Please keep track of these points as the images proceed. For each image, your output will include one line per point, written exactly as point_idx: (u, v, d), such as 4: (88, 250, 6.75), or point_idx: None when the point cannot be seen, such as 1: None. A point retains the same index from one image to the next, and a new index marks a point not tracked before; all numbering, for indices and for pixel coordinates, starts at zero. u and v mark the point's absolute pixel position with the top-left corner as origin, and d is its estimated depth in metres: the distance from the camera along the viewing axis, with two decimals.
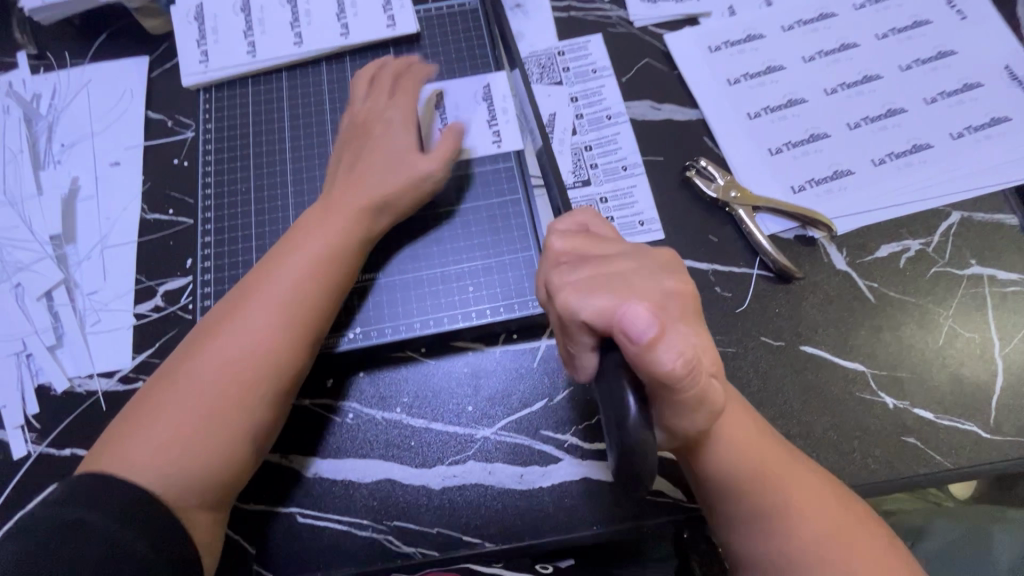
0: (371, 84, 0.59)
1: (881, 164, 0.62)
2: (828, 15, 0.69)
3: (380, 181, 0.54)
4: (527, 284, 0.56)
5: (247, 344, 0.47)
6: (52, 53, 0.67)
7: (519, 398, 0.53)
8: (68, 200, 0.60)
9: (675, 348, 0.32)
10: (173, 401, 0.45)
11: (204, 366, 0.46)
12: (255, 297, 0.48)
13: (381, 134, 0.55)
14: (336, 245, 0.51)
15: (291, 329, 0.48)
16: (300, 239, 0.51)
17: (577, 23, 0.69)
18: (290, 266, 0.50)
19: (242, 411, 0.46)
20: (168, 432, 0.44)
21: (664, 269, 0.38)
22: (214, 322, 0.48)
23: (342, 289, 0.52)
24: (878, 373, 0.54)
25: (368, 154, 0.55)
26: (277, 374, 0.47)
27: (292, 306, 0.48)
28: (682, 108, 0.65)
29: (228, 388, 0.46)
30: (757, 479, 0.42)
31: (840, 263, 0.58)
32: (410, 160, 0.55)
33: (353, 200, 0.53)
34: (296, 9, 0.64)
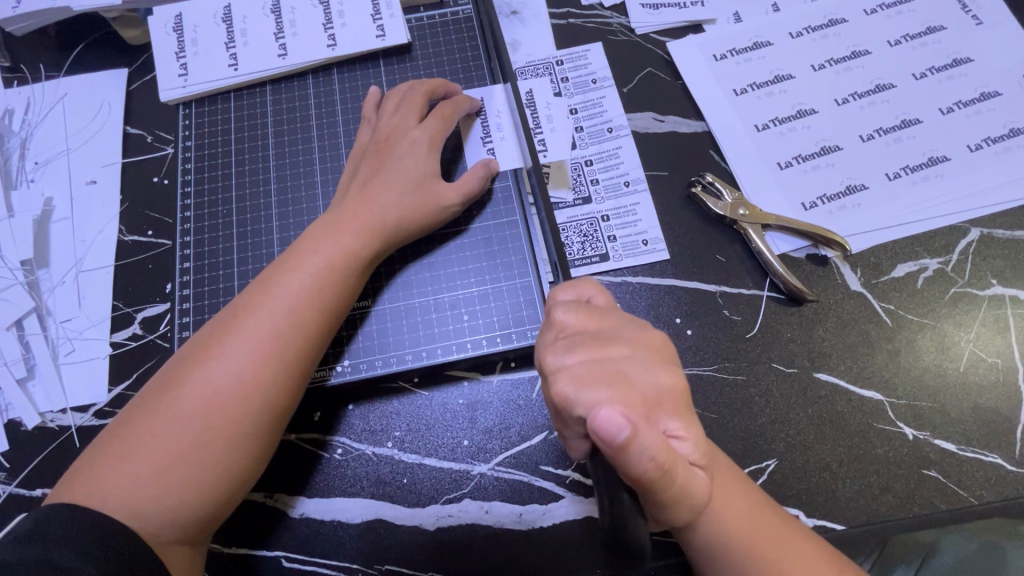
0: (400, 100, 0.56)
1: (895, 178, 0.59)
2: (837, 21, 0.66)
3: (391, 200, 0.50)
4: (525, 311, 0.53)
5: (234, 372, 0.43)
6: (25, 66, 0.64)
7: (518, 431, 0.50)
8: (42, 221, 0.57)
9: (650, 448, 0.31)
10: (154, 430, 0.42)
11: (190, 391, 0.43)
12: (247, 319, 0.45)
13: (404, 153, 0.52)
14: (335, 266, 0.48)
15: (283, 357, 0.45)
16: (298, 257, 0.48)
17: (576, 32, 0.66)
18: (286, 288, 0.46)
19: (226, 447, 0.42)
20: (148, 460, 0.41)
21: (661, 355, 0.37)
22: (201, 344, 0.45)
23: (340, 315, 0.48)
24: (896, 403, 0.51)
25: (385, 174, 0.51)
26: (267, 403, 0.44)
27: (285, 333, 0.45)
28: (686, 120, 0.62)
29: (214, 417, 0.42)
30: (752, 556, 0.39)
31: (855, 284, 0.55)
32: (432, 188, 0.52)
33: (361, 218, 0.49)
34: (281, 19, 0.61)
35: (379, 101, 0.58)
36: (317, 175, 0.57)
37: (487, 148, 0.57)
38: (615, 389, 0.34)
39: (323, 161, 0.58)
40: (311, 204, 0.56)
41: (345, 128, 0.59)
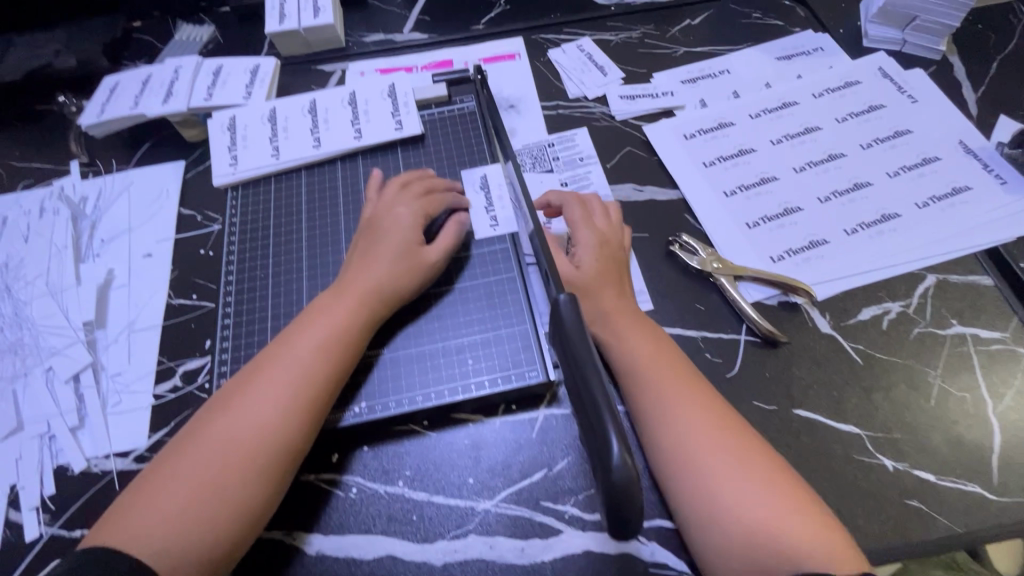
0: (390, 186, 0.65)
1: (853, 233, 0.66)
2: (790, 103, 0.77)
3: (380, 266, 0.58)
4: (522, 355, 0.58)
5: (253, 416, 0.49)
6: (102, 161, 0.76)
7: (519, 469, 0.54)
8: (103, 288, 0.66)
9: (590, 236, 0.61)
10: (181, 472, 0.47)
11: (214, 436, 0.49)
12: (266, 372, 0.52)
13: (392, 227, 0.61)
14: (342, 321, 0.55)
15: (294, 402, 0.50)
16: (313, 317, 0.55)
17: (565, 120, 0.78)
18: (301, 342, 0.53)
19: (240, 486, 0.47)
20: (174, 501, 0.46)
21: (636, 333, 0.56)
22: (228, 395, 0.51)
23: (348, 365, 0.54)
24: (874, 435, 0.55)
25: (378, 247, 0.60)
26: (281, 446, 0.49)
27: (298, 379, 0.51)
28: (663, 189, 0.71)
29: (233, 459, 0.48)
30: (675, 417, 0.51)
31: (825, 326, 0.61)
32: (418, 252, 0.60)
33: (365, 283, 0.57)
34: (316, 118, 0.73)
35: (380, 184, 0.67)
36: (342, 242, 0.66)
37: (492, 227, 0.66)
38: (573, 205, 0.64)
39: (348, 231, 0.67)
40: (336, 267, 0.65)
41: (367, 205, 0.69)
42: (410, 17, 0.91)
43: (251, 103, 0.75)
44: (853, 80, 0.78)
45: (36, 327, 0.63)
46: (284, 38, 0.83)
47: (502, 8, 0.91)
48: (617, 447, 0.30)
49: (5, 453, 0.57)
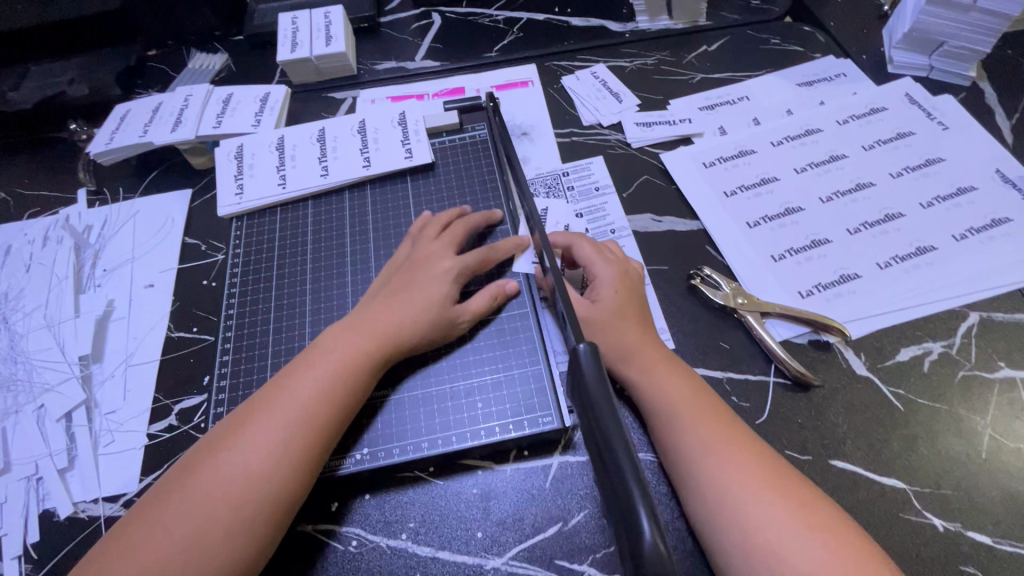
0: (438, 228, 0.62)
1: (886, 267, 0.62)
2: (814, 130, 0.74)
3: (410, 312, 0.54)
4: (536, 398, 0.55)
5: (246, 463, 0.46)
6: (108, 189, 0.75)
7: (532, 522, 0.50)
8: (102, 321, 0.64)
9: (608, 271, 0.58)
10: (164, 522, 0.44)
11: (203, 482, 0.45)
12: (263, 412, 0.48)
13: (431, 273, 0.57)
14: (349, 363, 0.51)
15: (291, 448, 0.47)
16: (318, 354, 0.52)
17: (580, 148, 0.76)
18: (303, 383, 0.50)
19: (225, 540, 0.43)
20: (154, 554, 0.42)
21: (661, 370, 0.52)
22: (222, 436, 0.48)
23: (352, 410, 0.51)
24: (920, 491, 0.50)
25: (411, 290, 0.56)
26: (274, 496, 0.45)
27: (296, 423, 0.48)
28: (683, 220, 0.68)
29: (220, 509, 0.44)
30: (709, 460, 0.47)
31: (860, 368, 0.56)
32: (449, 308, 0.56)
33: (382, 325, 0.53)
34: (325, 147, 0.71)
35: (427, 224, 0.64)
36: (348, 275, 0.64)
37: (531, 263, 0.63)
38: (584, 244, 0.61)
39: (354, 263, 0.65)
40: (341, 301, 0.62)
41: (375, 236, 0.66)
42: (422, 45, 0.90)
43: (260, 131, 0.74)
44: (879, 107, 0.75)
45: (31, 362, 0.61)
46: (296, 66, 0.83)
47: (514, 36, 0.90)
48: (649, 528, 0.26)
49: None
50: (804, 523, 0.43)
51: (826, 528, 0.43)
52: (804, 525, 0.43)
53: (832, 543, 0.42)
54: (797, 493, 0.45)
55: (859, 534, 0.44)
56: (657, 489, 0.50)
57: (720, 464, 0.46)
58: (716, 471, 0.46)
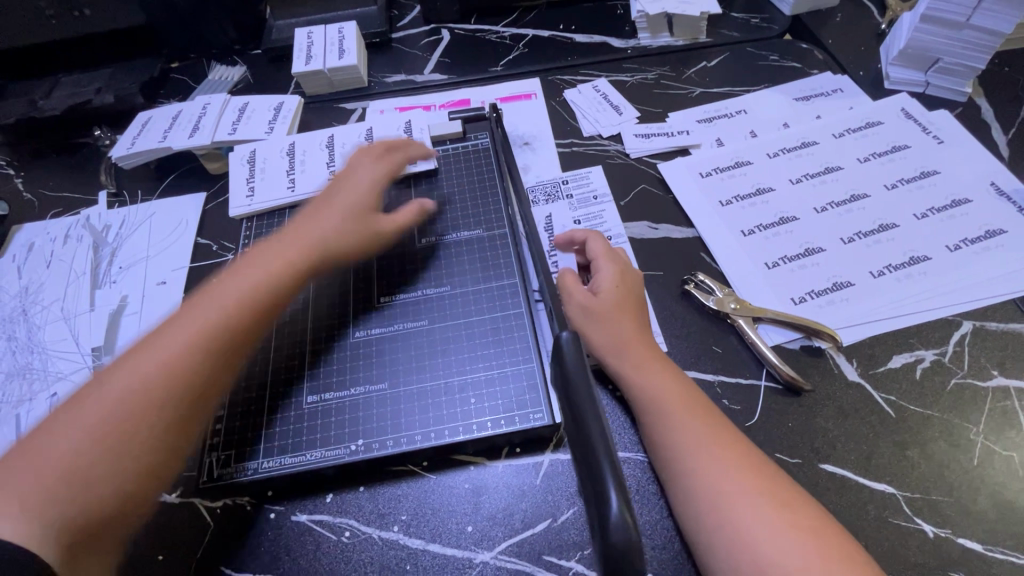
0: (365, 154, 0.69)
1: (880, 276, 0.63)
2: (810, 143, 0.75)
3: (332, 227, 0.61)
4: (528, 395, 0.55)
5: (163, 358, 0.49)
6: (128, 192, 0.79)
7: (521, 518, 0.51)
8: (116, 315, 0.67)
9: (610, 271, 0.59)
10: (72, 426, 0.45)
11: (117, 382, 0.47)
12: (179, 320, 0.51)
13: (352, 190, 0.65)
14: (266, 274, 0.56)
15: (209, 341, 0.50)
16: (235, 271, 0.56)
17: (580, 158, 0.78)
18: (216, 293, 0.54)
19: (138, 436, 0.46)
20: (67, 452, 0.44)
21: (654, 368, 0.53)
22: (135, 347, 0.50)
23: (273, 315, 0.55)
24: (911, 497, 0.50)
25: (331, 207, 0.63)
26: (194, 385, 0.49)
27: (211, 326, 0.51)
28: (678, 227, 0.70)
29: (139, 401, 0.47)
30: (696, 455, 0.47)
31: (851, 374, 0.57)
32: (370, 219, 0.63)
33: (304, 239, 0.59)
34: (332, 152, 0.75)
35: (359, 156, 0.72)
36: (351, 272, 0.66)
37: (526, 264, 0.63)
38: (599, 244, 0.62)
39: None
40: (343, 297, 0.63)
41: None
42: (431, 59, 0.94)
43: (272, 138, 0.77)
44: (875, 121, 0.77)
45: (47, 352, 0.64)
46: (310, 77, 0.86)
47: (520, 51, 0.94)
48: (616, 503, 0.27)
49: None
50: (787, 518, 0.44)
51: (810, 524, 0.44)
52: (787, 521, 0.43)
53: (810, 543, 0.42)
54: (779, 490, 0.46)
55: (841, 533, 0.44)
56: (645, 487, 0.51)
57: (707, 455, 0.47)
58: (704, 462, 0.47)
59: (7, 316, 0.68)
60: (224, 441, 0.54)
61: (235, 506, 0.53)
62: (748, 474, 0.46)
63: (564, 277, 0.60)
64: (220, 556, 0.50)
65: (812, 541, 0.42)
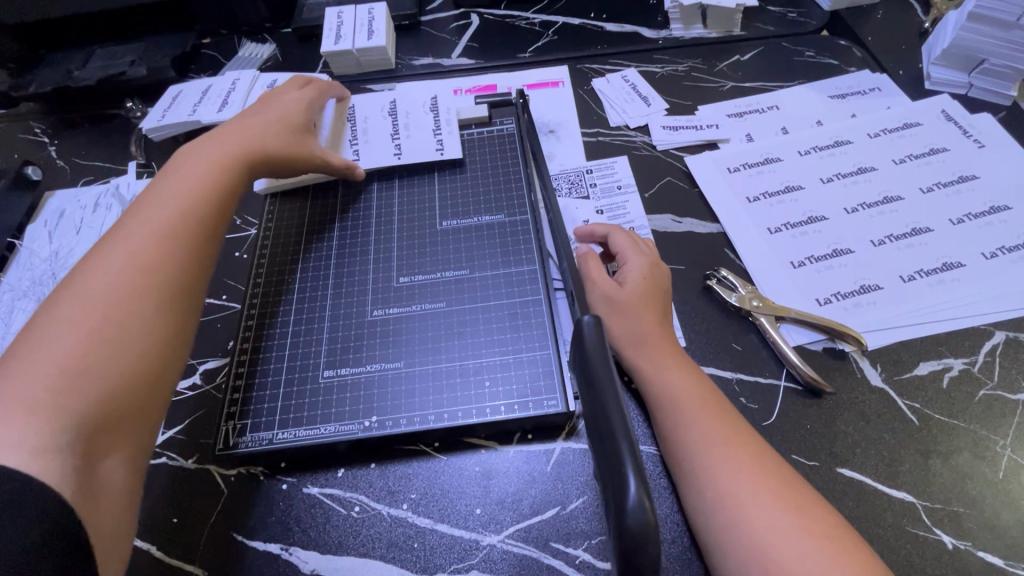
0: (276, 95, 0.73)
1: (910, 280, 0.61)
2: (843, 142, 0.73)
3: (263, 137, 0.64)
4: (542, 381, 0.55)
5: (126, 255, 0.50)
6: (156, 163, 0.80)
7: (530, 504, 0.51)
8: None
9: (638, 261, 0.58)
10: (50, 340, 0.44)
11: (85, 288, 0.48)
12: (128, 228, 0.53)
13: (272, 111, 0.68)
14: (207, 185, 0.58)
15: (171, 230, 0.53)
16: (164, 183, 0.58)
17: (604, 148, 0.77)
18: (158, 200, 0.56)
19: (131, 344, 0.47)
20: (51, 356, 0.43)
21: (670, 364, 0.52)
22: (84, 264, 0.50)
23: (223, 221, 0.58)
24: (931, 506, 0.49)
25: (255, 121, 0.66)
26: (168, 266, 0.51)
27: (167, 235, 0.53)
28: (703, 222, 0.68)
29: (116, 295, 0.48)
30: (708, 452, 0.47)
31: (876, 379, 0.55)
32: (298, 128, 0.68)
33: (233, 143, 0.62)
34: (355, 131, 0.75)
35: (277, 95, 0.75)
36: (371, 251, 0.66)
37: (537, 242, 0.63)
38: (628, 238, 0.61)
39: (377, 240, 0.66)
40: (362, 275, 0.64)
41: (399, 217, 0.68)
42: (459, 43, 0.93)
43: None
44: (913, 122, 0.74)
45: None
46: (338, 57, 0.87)
47: (549, 38, 0.92)
48: (634, 488, 0.27)
49: None
50: (798, 519, 0.43)
51: (821, 526, 0.43)
52: (798, 522, 0.43)
53: (825, 548, 0.41)
54: (793, 495, 0.45)
55: (855, 538, 0.43)
56: (657, 482, 0.50)
57: (720, 454, 0.46)
58: (717, 461, 0.46)
59: (37, 279, 0.69)
60: (241, 410, 0.55)
61: (249, 475, 0.54)
62: (761, 476, 0.45)
63: (587, 262, 0.60)
64: (234, 523, 0.51)
65: (824, 544, 0.42)
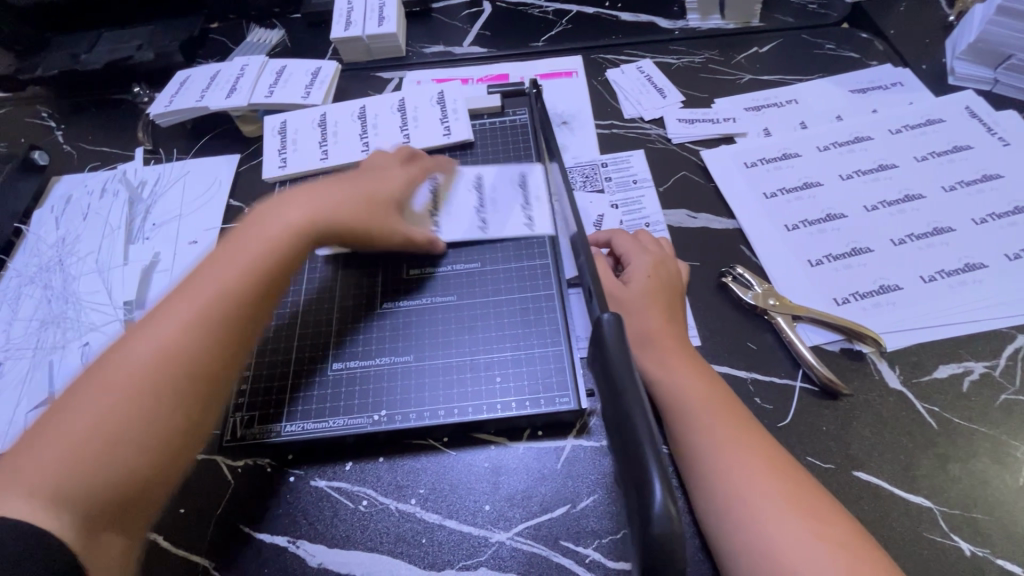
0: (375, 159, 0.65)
1: (930, 281, 0.59)
2: (863, 138, 0.72)
3: (340, 205, 0.56)
4: (554, 378, 0.54)
5: (166, 331, 0.45)
6: (164, 149, 0.79)
7: (540, 501, 0.50)
8: (147, 271, 0.67)
9: (640, 258, 0.57)
10: (71, 413, 0.42)
11: (118, 363, 0.44)
12: (179, 296, 0.47)
13: (365, 181, 0.60)
14: (260, 254, 0.50)
15: (214, 309, 0.47)
16: (236, 240, 0.51)
17: (619, 140, 0.75)
18: (216, 263, 0.49)
19: (139, 434, 0.42)
20: (67, 439, 0.40)
21: (682, 364, 0.51)
22: (134, 327, 0.46)
23: (275, 295, 0.51)
24: (949, 512, 0.48)
25: (342, 189, 0.58)
26: (204, 357, 0.45)
27: (209, 314, 0.46)
28: (719, 218, 0.67)
29: (140, 380, 0.43)
30: (720, 453, 0.46)
31: (894, 381, 0.54)
32: (381, 205, 0.59)
33: (305, 208, 0.54)
34: (365, 122, 0.73)
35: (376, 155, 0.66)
36: None
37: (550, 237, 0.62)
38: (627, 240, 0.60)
39: None
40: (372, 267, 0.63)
41: None
42: (471, 32, 0.91)
43: (309, 103, 0.77)
44: (936, 119, 0.72)
45: (81, 303, 0.65)
46: (348, 44, 0.85)
47: (563, 27, 0.91)
48: (658, 492, 0.26)
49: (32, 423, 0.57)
50: (811, 523, 0.42)
51: (835, 531, 0.42)
52: (811, 527, 0.42)
53: (838, 554, 0.40)
54: (808, 500, 0.43)
55: (871, 545, 0.42)
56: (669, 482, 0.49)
57: (735, 457, 0.46)
58: (731, 462, 0.45)
59: (44, 266, 0.69)
60: (249, 402, 0.55)
61: (255, 467, 0.53)
62: (777, 479, 0.44)
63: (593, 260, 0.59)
64: (240, 514, 0.51)
65: (837, 550, 0.41)
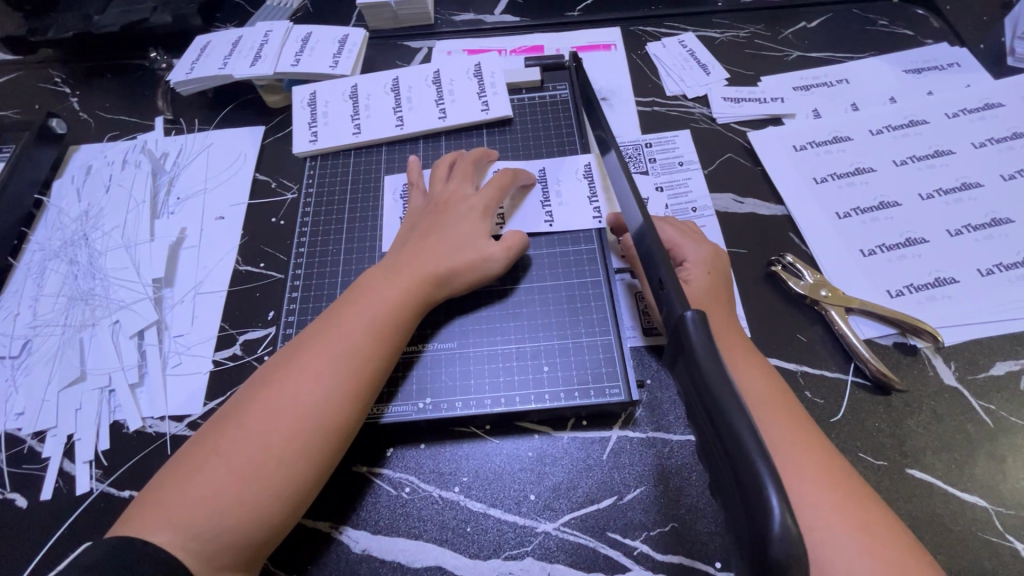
0: (449, 169, 0.61)
1: (988, 274, 0.57)
2: (918, 122, 0.68)
3: (449, 250, 0.54)
4: (604, 368, 0.53)
5: (300, 389, 0.45)
6: (185, 120, 0.76)
7: (586, 492, 0.49)
8: (174, 247, 0.65)
9: (691, 252, 0.56)
10: (216, 455, 0.43)
11: (254, 415, 0.45)
12: (313, 348, 0.48)
13: (462, 215, 0.57)
14: (394, 309, 0.50)
15: (344, 371, 0.47)
16: (363, 292, 0.52)
17: (661, 119, 0.72)
18: (347, 319, 0.49)
19: (270, 492, 0.42)
20: (205, 489, 0.41)
21: (738, 360, 0.49)
22: (271, 374, 0.47)
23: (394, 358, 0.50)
24: (1006, 514, 0.47)
25: (445, 231, 0.55)
26: (332, 421, 0.45)
27: (338, 376, 0.46)
28: (766, 203, 0.65)
29: (272, 439, 0.43)
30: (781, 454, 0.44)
31: (948, 377, 0.53)
32: (480, 243, 0.55)
33: (423, 262, 0.53)
34: (399, 97, 0.70)
35: (451, 164, 0.62)
36: None
37: (596, 218, 0.61)
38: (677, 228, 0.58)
39: None
40: None
41: None
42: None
43: (337, 73, 0.73)
44: (995, 103, 0.69)
45: (108, 279, 0.63)
46: (375, 10, 0.81)
47: None
48: (776, 509, 0.25)
49: (66, 402, 0.56)
50: (868, 527, 0.41)
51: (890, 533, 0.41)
52: (869, 530, 0.41)
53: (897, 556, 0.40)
54: (864, 501, 0.42)
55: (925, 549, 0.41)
56: None
57: (790, 458, 0.44)
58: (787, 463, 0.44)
59: (68, 240, 0.67)
60: None
61: None
62: (832, 485, 0.43)
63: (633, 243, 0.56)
64: None
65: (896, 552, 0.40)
